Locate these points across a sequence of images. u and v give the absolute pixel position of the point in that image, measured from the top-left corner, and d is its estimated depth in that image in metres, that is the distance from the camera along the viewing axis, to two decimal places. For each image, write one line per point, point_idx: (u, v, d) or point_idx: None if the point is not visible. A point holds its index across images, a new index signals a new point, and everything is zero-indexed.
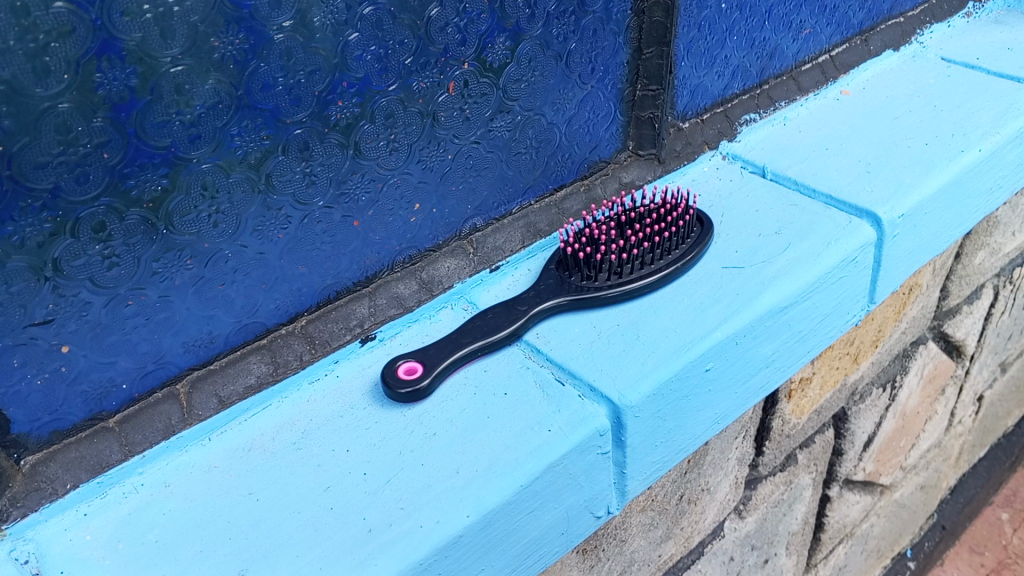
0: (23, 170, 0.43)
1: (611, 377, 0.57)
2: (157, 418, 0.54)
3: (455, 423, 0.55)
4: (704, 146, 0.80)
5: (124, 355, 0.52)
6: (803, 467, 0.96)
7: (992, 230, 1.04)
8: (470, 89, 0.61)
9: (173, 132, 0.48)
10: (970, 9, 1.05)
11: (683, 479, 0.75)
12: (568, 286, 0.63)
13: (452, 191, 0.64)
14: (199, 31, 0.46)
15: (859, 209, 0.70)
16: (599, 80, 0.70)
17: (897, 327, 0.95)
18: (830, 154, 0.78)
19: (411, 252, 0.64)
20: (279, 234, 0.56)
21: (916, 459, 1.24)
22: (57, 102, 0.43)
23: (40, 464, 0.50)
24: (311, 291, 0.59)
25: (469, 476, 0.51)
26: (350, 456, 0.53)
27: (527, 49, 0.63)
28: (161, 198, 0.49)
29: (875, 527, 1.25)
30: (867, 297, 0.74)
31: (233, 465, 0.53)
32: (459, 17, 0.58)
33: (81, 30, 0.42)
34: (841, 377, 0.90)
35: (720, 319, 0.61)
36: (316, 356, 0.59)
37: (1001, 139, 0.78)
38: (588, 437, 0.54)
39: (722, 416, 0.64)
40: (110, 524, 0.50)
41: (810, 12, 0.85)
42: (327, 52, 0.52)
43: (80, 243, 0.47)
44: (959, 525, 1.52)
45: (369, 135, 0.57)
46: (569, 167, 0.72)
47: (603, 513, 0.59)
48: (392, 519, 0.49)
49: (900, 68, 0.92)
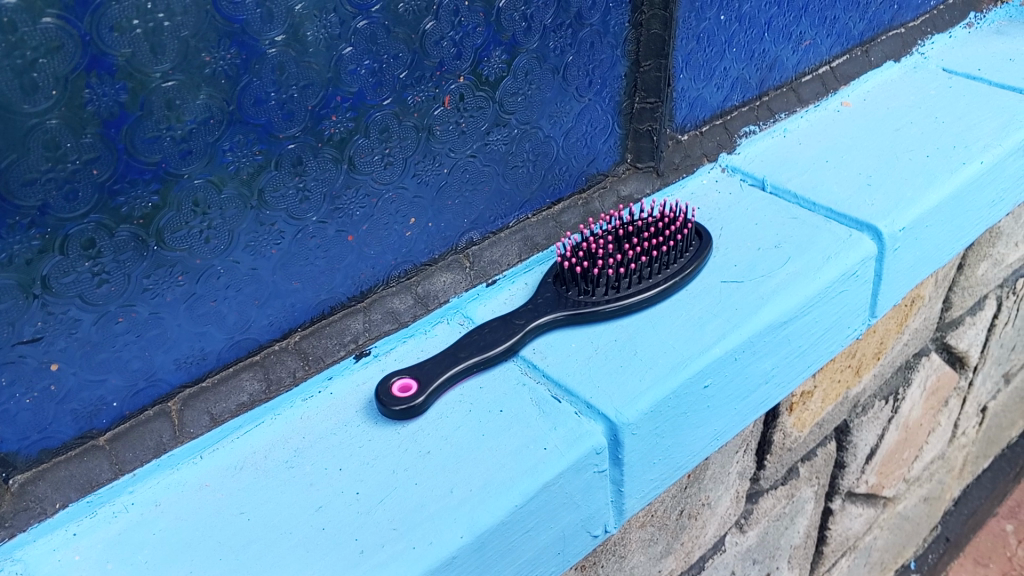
0: (11, 187, 0.43)
1: (607, 394, 0.56)
2: (149, 436, 0.53)
3: (450, 442, 0.54)
4: (703, 158, 0.79)
5: (115, 372, 0.52)
6: (804, 480, 0.95)
7: (994, 241, 1.03)
8: (466, 103, 0.61)
9: (164, 147, 0.47)
10: (971, 20, 1.04)
11: (682, 494, 0.74)
12: (565, 301, 0.62)
13: (447, 205, 0.63)
14: (190, 46, 0.46)
15: (859, 223, 0.70)
16: (596, 93, 0.70)
17: (900, 339, 0.94)
18: (830, 166, 0.77)
19: (405, 266, 0.63)
20: (272, 249, 0.55)
21: (920, 471, 1.23)
22: (45, 118, 0.43)
23: (29, 483, 0.50)
24: (304, 306, 0.58)
25: (463, 496, 0.50)
26: (343, 475, 0.52)
27: (523, 62, 0.63)
28: (152, 214, 0.49)
29: (878, 539, 1.24)
30: (867, 311, 0.73)
31: (225, 484, 0.52)
32: (454, 31, 0.57)
33: (69, 46, 0.42)
34: (843, 390, 0.89)
35: (718, 334, 0.60)
36: (310, 373, 0.58)
37: (1003, 152, 0.77)
38: (584, 455, 0.53)
39: (721, 432, 0.64)
40: (99, 544, 0.49)
41: (810, 23, 0.85)
42: (320, 66, 0.52)
43: (69, 260, 0.47)
44: (963, 536, 1.50)
45: (364, 149, 0.56)
46: (567, 180, 0.71)
47: (600, 532, 0.58)
48: (384, 540, 0.48)
49: (901, 79, 0.92)
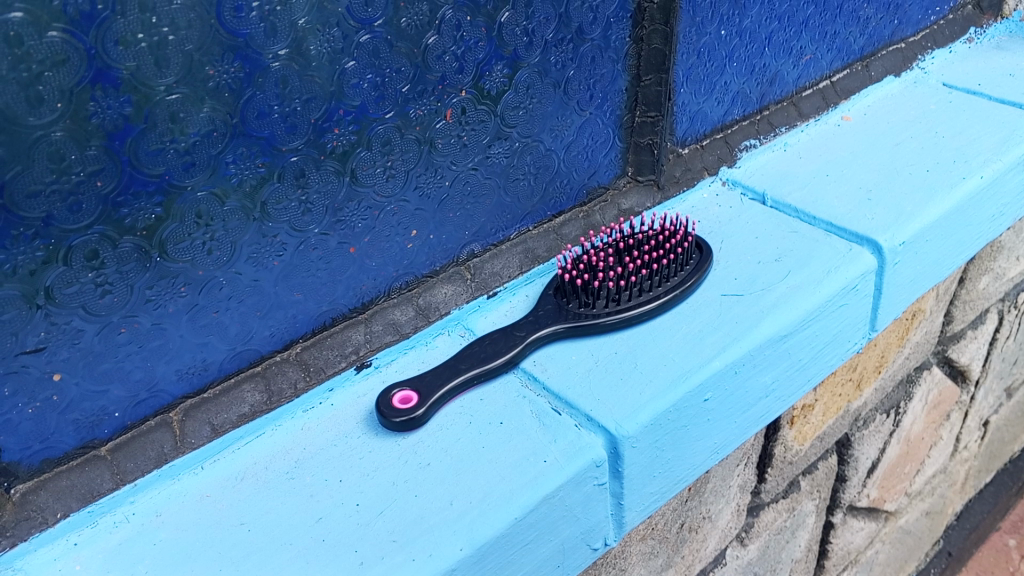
0: (15, 199, 0.43)
1: (607, 407, 0.56)
2: (150, 447, 0.53)
3: (450, 453, 0.54)
4: (703, 172, 0.79)
5: (117, 383, 0.52)
6: (805, 493, 0.95)
7: (995, 255, 1.03)
8: (468, 116, 0.61)
9: (168, 159, 0.48)
10: (971, 35, 1.05)
11: (683, 507, 0.74)
12: (566, 313, 0.62)
13: (449, 218, 0.64)
14: (195, 60, 0.46)
15: (859, 236, 0.70)
16: (597, 107, 0.70)
17: (901, 353, 0.94)
18: (831, 180, 0.77)
19: (407, 278, 0.63)
20: (274, 261, 0.55)
21: (922, 485, 1.23)
22: (51, 131, 0.43)
23: (30, 493, 0.50)
24: (306, 317, 0.59)
25: (463, 508, 0.50)
26: (343, 486, 0.52)
27: (525, 77, 0.63)
28: (155, 225, 0.49)
29: (880, 554, 1.23)
30: (868, 325, 0.73)
31: (225, 495, 0.52)
32: (456, 45, 0.58)
33: (75, 59, 0.42)
34: (844, 403, 0.89)
35: (718, 347, 0.60)
36: (311, 384, 0.59)
37: (1003, 166, 0.78)
38: (584, 468, 0.53)
39: (721, 445, 0.64)
40: (100, 554, 0.49)
41: (810, 38, 0.85)
42: (323, 80, 0.52)
43: (72, 271, 0.47)
44: (966, 551, 1.50)
45: (366, 162, 0.57)
46: (568, 193, 0.71)
47: (600, 545, 0.58)
48: (384, 552, 0.48)
49: (902, 94, 0.92)
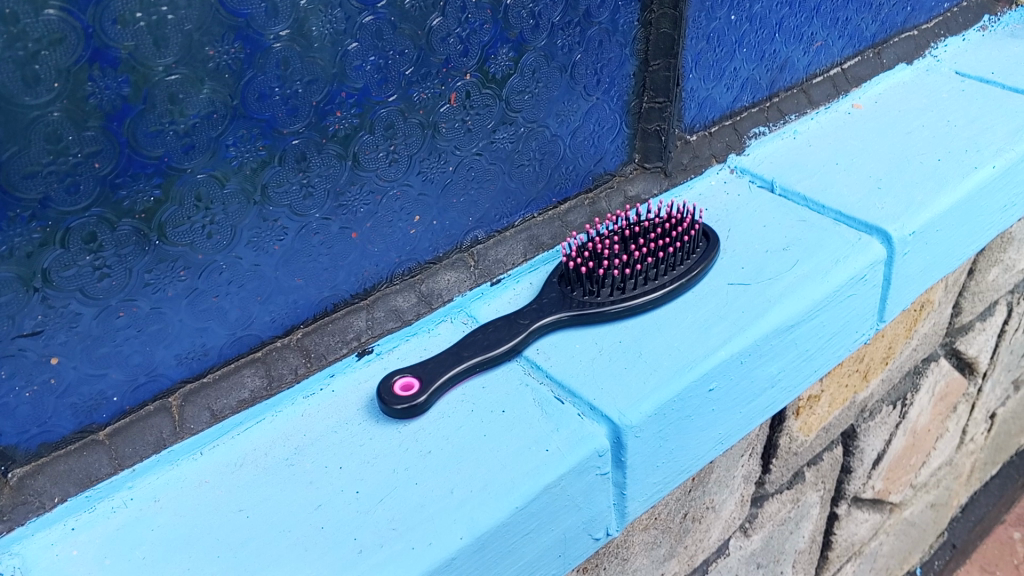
0: (12, 180, 0.43)
1: (611, 396, 0.55)
2: (149, 432, 0.53)
3: (451, 441, 0.53)
4: (711, 159, 0.78)
5: (115, 367, 0.51)
6: (809, 484, 0.94)
7: (1006, 246, 1.02)
8: (472, 100, 0.60)
9: (167, 141, 0.47)
10: (984, 23, 1.03)
11: (686, 498, 0.73)
12: (570, 301, 0.61)
13: (453, 204, 0.63)
14: (194, 39, 0.46)
15: (869, 226, 0.69)
16: (605, 92, 0.69)
17: (908, 344, 0.93)
18: (840, 169, 0.76)
19: (410, 264, 0.63)
20: (275, 246, 0.55)
21: (927, 477, 1.22)
22: (48, 111, 0.42)
23: (27, 477, 0.49)
24: (306, 303, 0.58)
25: (464, 496, 0.50)
26: (343, 473, 0.52)
27: (531, 60, 0.62)
28: (154, 208, 0.48)
29: (884, 545, 1.23)
30: (876, 316, 0.72)
31: (224, 481, 0.52)
32: (461, 28, 0.57)
33: (72, 38, 0.42)
34: (850, 395, 0.88)
35: (723, 337, 0.59)
36: (311, 370, 0.58)
37: (1016, 156, 0.76)
38: (587, 457, 0.53)
39: (725, 436, 0.63)
40: (97, 539, 0.49)
41: (822, 24, 0.84)
42: (325, 61, 0.51)
43: (70, 253, 0.47)
44: (970, 543, 1.48)
45: (369, 146, 0.56)
46: (573, 179, 0.71)
47: (602, 534, 0.57)
48: (383, 540, 0.48)
49: (913, 82, 0.91)
